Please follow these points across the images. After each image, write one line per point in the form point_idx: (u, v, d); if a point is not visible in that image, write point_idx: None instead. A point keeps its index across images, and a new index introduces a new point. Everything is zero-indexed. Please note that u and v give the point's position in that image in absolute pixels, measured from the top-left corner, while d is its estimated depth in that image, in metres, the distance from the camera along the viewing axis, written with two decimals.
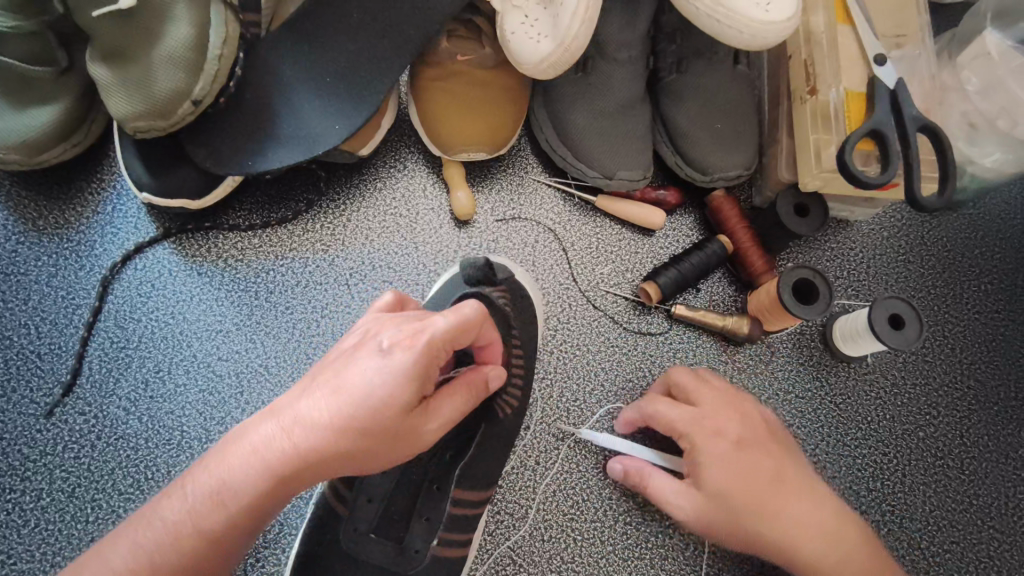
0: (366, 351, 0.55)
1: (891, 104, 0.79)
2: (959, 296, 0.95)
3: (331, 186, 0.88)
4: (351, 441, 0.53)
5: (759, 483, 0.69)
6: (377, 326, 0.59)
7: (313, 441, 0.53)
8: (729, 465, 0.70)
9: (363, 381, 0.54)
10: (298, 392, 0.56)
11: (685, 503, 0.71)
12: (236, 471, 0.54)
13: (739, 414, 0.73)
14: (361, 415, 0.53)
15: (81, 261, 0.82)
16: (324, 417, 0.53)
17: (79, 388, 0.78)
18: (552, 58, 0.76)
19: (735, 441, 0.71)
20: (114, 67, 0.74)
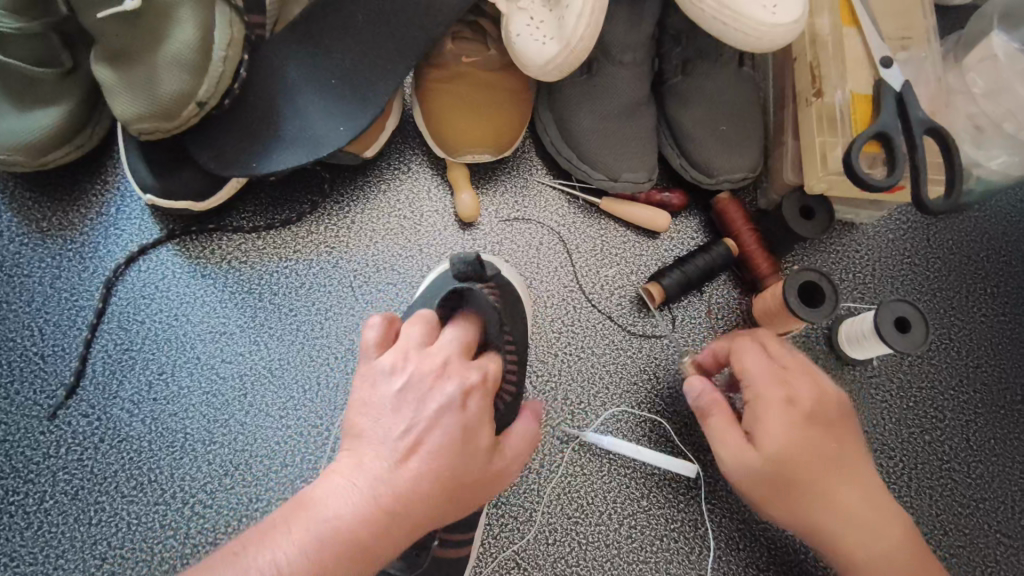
0: (437, 397, 0.61)
1: (898, 106, 0.79)
2: (965, 299, 0.95)
3: (334, 188, 0.88)
4: (446, 486, 0.58)
5: (828, 455, 0.68)
6: (427, 368, 0.63)
7: (412, 491, 0.56)
8: (808, 418, 0.68)
9: (451, 430, 0.60)
10: (370, 450, 0.59)
11: (760, 430, 0.68)
12: (333, 530, 0.53)
13: (816, 384, 0.70)
14: (454, 460, 0.59)
15: (85, 263, 0.82)
16: (420, 468, 0.57)
17: (82, 390, 0.78)
18: (558, 59, 0.76)
19: (817, 400, 0.69)
20: (120, 68, 0.74)
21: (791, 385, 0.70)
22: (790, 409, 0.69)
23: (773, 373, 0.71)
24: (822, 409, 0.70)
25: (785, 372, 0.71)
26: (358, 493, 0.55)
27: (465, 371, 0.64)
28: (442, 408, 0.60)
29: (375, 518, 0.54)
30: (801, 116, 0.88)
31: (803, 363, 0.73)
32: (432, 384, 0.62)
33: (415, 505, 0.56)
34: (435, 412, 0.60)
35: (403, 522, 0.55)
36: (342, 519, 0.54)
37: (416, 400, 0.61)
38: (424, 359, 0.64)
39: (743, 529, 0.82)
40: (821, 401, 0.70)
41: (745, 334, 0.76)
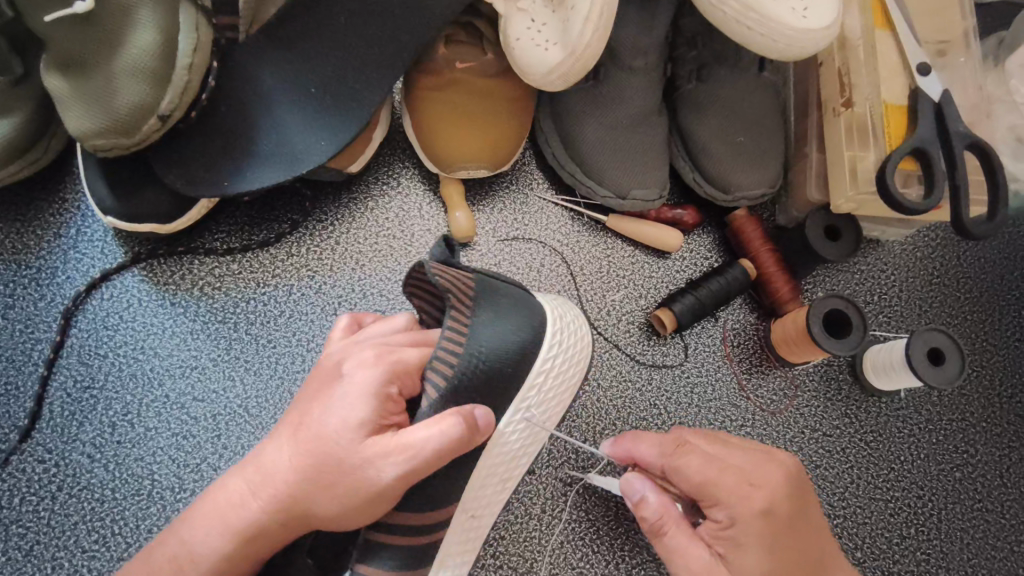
0: (326, 396, 0.55)
1: (936, 119, 0.72)
2: (998, 323, 0.88)
3: (317, 205, 0.81)
4: (300, 485, 0.53)
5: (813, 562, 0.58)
6: (343, 353, 0.59)
7: (284, 487, 0.53)
8: (786, 546, 0.57)
9: (316, 427, 0.53)
10: (269, 439, 0.57)
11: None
12: (220, 518, 0.54)
13: (775, 478, 0.59)
14: (310, 455, 0.53)
15: (41, 291, 0.75)
16: (286, 470, 0.53)
17: (39, 433, 0.71)
18: (562, 68, 0.68)
19: (797, 515, 0.59)
20: (72, 78, 0.66)
21: (769, 521, 0.57)
22: (768, 558, 0.56)
23: (745, 510, 0.57)
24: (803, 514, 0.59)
25: (771, 510, 0.57)
26: (247, 478, 0.55)
27: (359, 365, 0.56)
28: (318, 410, 0.54)
29: (247, 516, 0.53)
30: (829, 128, 0.81)
31: (774, 477, 0.59)
32: (333, 370, 0.57)
33: (283, 501, 0.53)
34: (315, 404, 0.55)
35: (285, 518, 0.53)
36: (231, 512, 0.54)
37: (316, 381, 0.58)
38: (347, 343, 0.61)
39: None
40: (797, 515, 0.59)
41: (695, 456, 0.60)
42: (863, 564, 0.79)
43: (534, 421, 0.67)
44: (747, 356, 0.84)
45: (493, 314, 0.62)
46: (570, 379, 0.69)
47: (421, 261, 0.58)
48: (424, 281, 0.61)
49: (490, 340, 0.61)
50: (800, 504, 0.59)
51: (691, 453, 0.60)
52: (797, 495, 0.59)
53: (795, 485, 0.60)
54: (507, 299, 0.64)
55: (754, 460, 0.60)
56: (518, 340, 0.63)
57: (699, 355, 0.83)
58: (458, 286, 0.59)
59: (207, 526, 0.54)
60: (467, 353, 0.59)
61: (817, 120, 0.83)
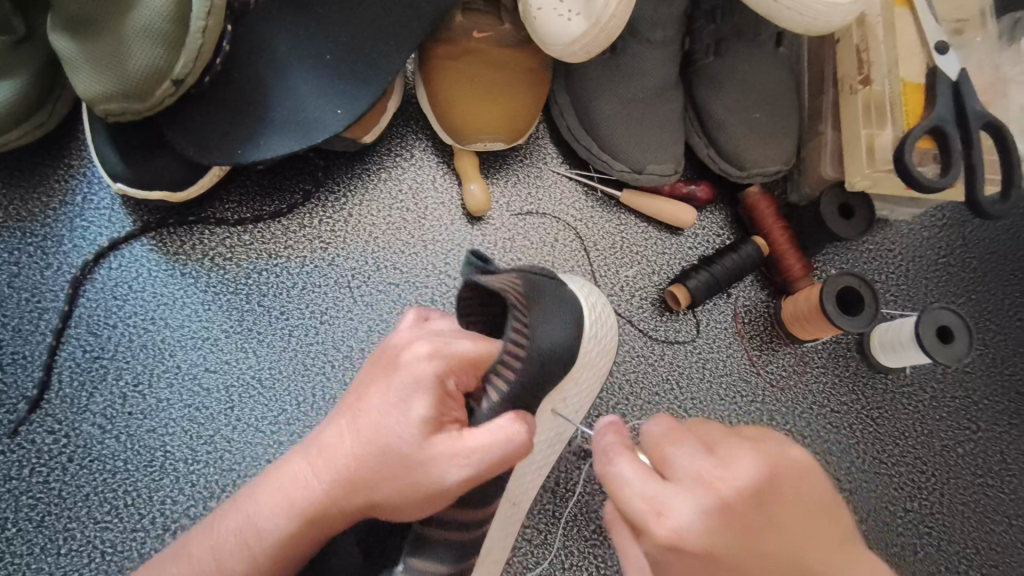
0: (388, 382, 0.53)
1: (953, 97, 0.73)
2: (1002, 302, 0.88)
3: (329, 176, 0.79)
4: (362, 472, 0.52)
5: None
6: (402, 339, 0.56)
7: (346, 473, 0.52)
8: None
9: (378, 417, 0.52)
10: (332, 419, 0.56)
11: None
12: (281, 495, 0.54)
13: (701, 506, 0.45)
14: (372, 444, 0.52)
15: (47, 259, 0.73)
16: (350, 454, 0.52)
17: (48, 403, 0.70)
18: (584, 39, 0.67)
19: (718, 561, 0.45)
20: (81, 38, 0.64)
21: (680, 560, 0.45)
22: None
23: (650, 541, 0.46)
24: (730, 559, 0.45)
25: (678, 550, 0.45)
26: (309, 457, 0.54)
27: (422, 354, 0.54)
28: (380, 399, 0.53)
29: (308, 496, 0.53)
30: (846, 105, 0.80)
31: (697, 508, 0.45)
32: (394, 356, 0.55)
33: (343, 486, 0.52)
34: (376, 390, 0.53)
35: (346, 504, 0.52)
36: (290, 491, 0.53)
37: (379, 364, 0.56)
38: (409, 328, 0.59)
39: None
40: (718, 560, 0.45)
41: (620, 463, 0.49)
42: (867, 537, 0.81)
43: (568, 415, 0.70)
44: (757, 332, 0.85)
45: (549, 313, 0.63)
46: (594, 380, 0.71)
47: (472, 275, 0.58)
48: (472, 295, 0.61)
49: (551, 339, 0.62)
50: (728, 546, 0.45)
51: (618, 463, 0.49)
52: (719, 539, 0.44)
53: (719, 531, 0.45)
54: (558, 297, 0.65)
55: (688, 482, 0.47)
56: (572, 341, 0.65)
57: (711, 332, 0.84)
58: (518, 292, 0.59)
59: (266, 502, 0.54)
60: (530, 351, 0.60)
61: (832, 97, 0.83)
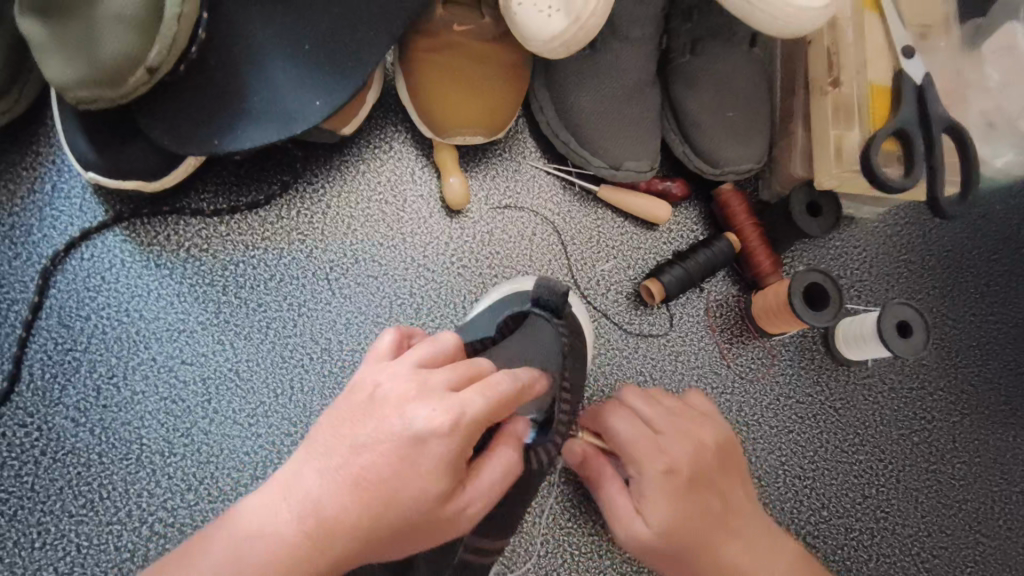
0: (395, 419, 0.48)
1: (917, 100, 0.75)
2: (957, 297, 0.92)
3: (307, 167, 0.79)
4: (357, 531, 0.46)
5: (698, 525, 0.61)
6: (402, 397, 0.48)
7: (335, 528, 0.46)
8: (687, 509, 0.61)
9: (385, 463, 0.47)
10: (306, 456, 0.49)
11: (642, 533, 0.61)
12: (242, 559, 0.45)
13: (693, 443, 0.64)
14: (375, 491, 0.46)
15: (16, 249, 0.71)
16: (345, 511, 0.46)
17: (18, 396, 0.68)
18: (566, 36, 0.67)
19: (694, 479, 0.62)
20: (49, 22, 0.62)
21: (672, 482, 0.61)
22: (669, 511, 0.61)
23: (650, 475, 0.61)
24: (699, 477, 0.63)
25: (674, 472, 0.62)
26: (281, 508, 0.47)
27: (440, 396, 0.48)
28: (388, 446, 0.47)
29: (279, 557, 0.45)
30: (816, 107, 0.82)
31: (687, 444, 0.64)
32: (409, 398, 0.48)
33: (340, 556, 0.46)
34: (384, 432, 0.48)
35: (329, 566, 0.46)
36: (258, 552, 0.45)
37: (369, 394, 0.50)
38: (402, 362, 0.51)
39: None
40: (696, 479, 0.62)
41: (618, 419, 0.65)
42: (828, 522, 0.85)
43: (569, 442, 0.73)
44: (728, 326, 0.87)
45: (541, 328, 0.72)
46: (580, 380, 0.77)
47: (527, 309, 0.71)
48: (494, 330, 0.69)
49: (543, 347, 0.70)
50: (701, 468, 0.63)
51: (617, 417, 0.65)
52: (692, 465, 0.63)
53: (694, 454, 0.64)
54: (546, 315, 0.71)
55: (671, 430, 0.65)
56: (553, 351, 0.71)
57: (684, 325, 0.86)
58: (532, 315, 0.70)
59: (227, 565, 0.45)
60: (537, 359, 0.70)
61: (804, 98, 0.85)
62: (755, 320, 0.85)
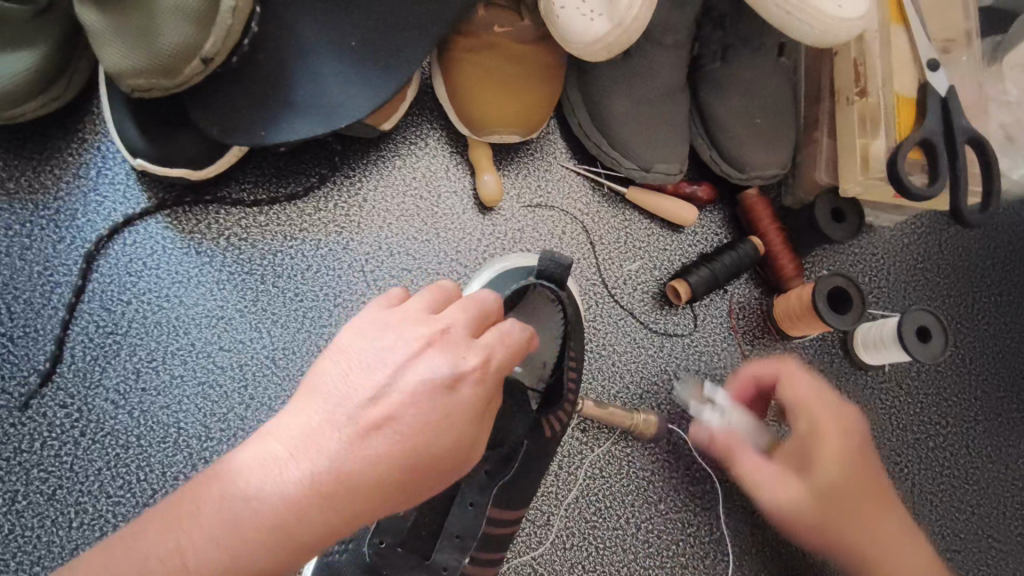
0: (413, 368, 0.49)
1: (942, 112, 0.78)
2: (972, 306, 0.94)
3: (345, 161, 0.80)
4: (374, 481, 0.47)
5: (858, 504, 0.65)
6: (423, 343, 0.50)
7: (349, 480, 0.46)
8: (833, 487, 0.64)
9: (407, 412, 0.48)
10: (311, 410, 0.49)
11: (794, 493, 0.65)
12: (250, 512, 0.45)
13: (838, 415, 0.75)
14: (393, 441, 0.48)
15: (60, 233, 0.72)
16: (360, 463, 0.47)
17: (60, 377, 0.69)
18: (607, 39, 0.70)
19: (839, 505, 0.64)
20: (109, 11, 0.64)
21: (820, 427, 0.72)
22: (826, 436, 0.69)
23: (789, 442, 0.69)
24: (834, 501, 0.64)
25: (816, 433, 0.67)
26: (286, 462, 0.47)
27: (457, 342, 0.51)
28: (406, 395, 0.49)
29: (291, 510, 0.45)
30: (841, 115, 0.84)
31: None
32: (429, 344, 0.50)
33: (350, 495, 0.46)
34: (403, 380, 0.49)
35: (337, 513, 0.46)
36: (266, 506, 0.45)
37: (375, 343, 0.51)
38: (409, 312, 0.53)
39: (756, 534, 0.83)
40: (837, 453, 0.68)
41: (826, 439, 0.66)
42: None
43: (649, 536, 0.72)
44: (750, 328, 0.89)
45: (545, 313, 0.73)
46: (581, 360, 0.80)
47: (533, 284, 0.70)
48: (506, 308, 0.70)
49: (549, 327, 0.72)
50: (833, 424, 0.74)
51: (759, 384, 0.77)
52: (843, 449, 0.66)
53: (851, 495, 0.65)
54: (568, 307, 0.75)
55: None
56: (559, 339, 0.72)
57: (708, 325, 0.88)
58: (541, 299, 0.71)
59: (233, 518, 0.45)
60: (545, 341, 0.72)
61: (829, 108, 0.88)
62: (778, 323, 0.86)
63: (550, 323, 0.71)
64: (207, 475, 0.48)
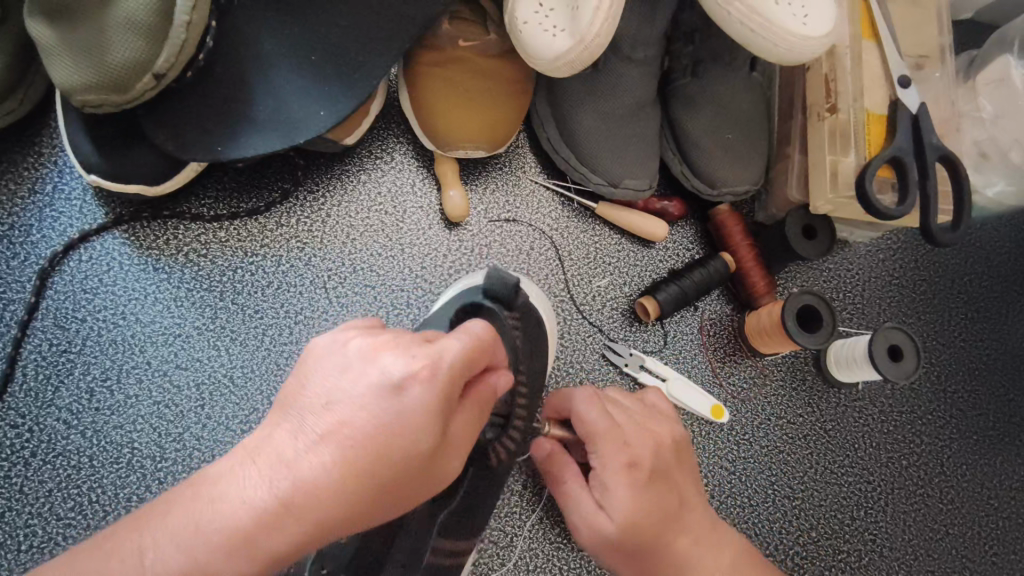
0: (371, 376, 0.45)
1: (913, 130, 0.77)
2: (947, 323, 0.93)
3: (308, 175, 0.79)
4: (330, 491, 0.41)
5: (665, 531, 0.61)
6: (375, 351, 0.46)
7: (306, 495, 0.41)
8: (660, 509, 0.61)
9: (362, 420, 0.43)
10: (273, 425, 0.45)
11: (607, 523, 0.61)
12: (205, 530, 0.41)
13: (652, 438, 0.65)
14: (353, 450, 0.42)
15: (14, 249, 0.71)
16: (318, 475, 0.41)
17: (11, 397, 0.68)
18: (569, 55, 0.68)
19: (631, 546, 0.61)
20: (61, 27, 0.63)
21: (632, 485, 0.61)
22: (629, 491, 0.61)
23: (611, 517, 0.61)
24: (642, 536, 0.60)
25: (635, 465, 0.62)
26: (245, 475, 0.42)
27: (418, 349, 0.46)
28: (365, 404, 0.44)
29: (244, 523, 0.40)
30: (813, 132, 0.84)
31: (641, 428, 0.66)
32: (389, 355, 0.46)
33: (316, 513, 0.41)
34: (361, 391, 0.44)
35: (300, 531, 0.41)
36: (222, 518, 0.41)
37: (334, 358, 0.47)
38: (373, 331, 0.49)
39: None
40: (656, 494, 0.62)
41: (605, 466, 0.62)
42: (816, 542, 0.85)
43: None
44: (722, 345, 0.88)
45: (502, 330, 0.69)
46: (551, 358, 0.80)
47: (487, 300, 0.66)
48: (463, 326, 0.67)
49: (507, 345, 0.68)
50: (653, 456, 0.64)
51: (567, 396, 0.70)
52: (647, 469, 0.62)
53: (627, 536, 0.60)
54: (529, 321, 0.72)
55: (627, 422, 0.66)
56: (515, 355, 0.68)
57: (678, 342, 0.87)
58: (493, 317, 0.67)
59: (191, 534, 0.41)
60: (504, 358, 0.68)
61: (801, 123, 0.86)
62: (748, 339, 0.86)
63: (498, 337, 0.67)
64: (172, 495, 0.44)
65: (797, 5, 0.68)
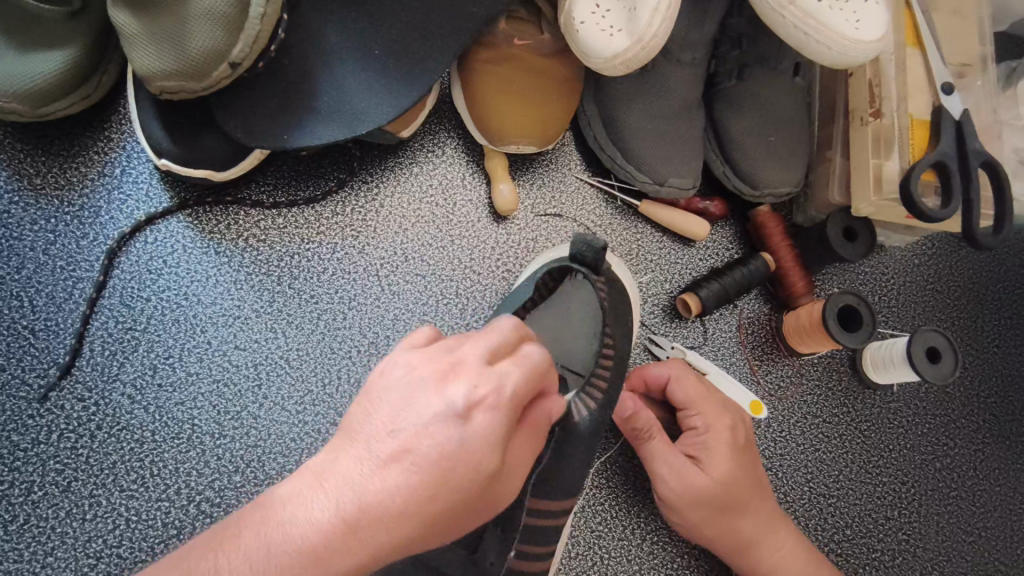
0: (428, 401, 0.45)
1: (956, 135, 0.78)
2: (981, 328, 0.95)
3: (362, 166, 0.82)
4: (418, 520, 0.43)
5: (749, 496, 0.75)
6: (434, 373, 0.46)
7: (373, 511, 0.42)
8: (750, 473, 0.76)
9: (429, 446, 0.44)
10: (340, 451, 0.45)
11: (700, 481, 0.73)
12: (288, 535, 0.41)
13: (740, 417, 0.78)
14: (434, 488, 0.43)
15: (84, 229, 0.74)
16: (396, 497, 0.42)
17: (78, 370, 0.71)
18: (627, 53, 0.70)
19: (716, 505, 0.73)
20: (141, 15, 0.65)
21: (728, 453, 0.75)
22: (729, 454, 0.75)
23: (705, 474, 0.73)
24: (728, 499, 0.73)
25: (737, 431, 0.76)
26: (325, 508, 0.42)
27: (473, 373, 0.45)
28: (436, 453, 0.43)
29: (337, 549, 0.41)
30: (855, 135, 0.85)
31: (732, 410, 0.78)
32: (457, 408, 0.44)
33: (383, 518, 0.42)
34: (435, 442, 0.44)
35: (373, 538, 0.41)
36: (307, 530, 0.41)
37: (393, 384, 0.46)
38: (428, 360, 0.47)
39: None
40: (744, 461, 0.76)
41: (713, 433, 0.75)
42: (851, 541, 0.86)
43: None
44: (759, 344, 0.90)
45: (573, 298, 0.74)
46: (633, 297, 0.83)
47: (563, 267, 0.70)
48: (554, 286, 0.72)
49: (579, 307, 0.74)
50: (746, 434, 0.78)
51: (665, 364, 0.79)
52: (735, 442, 0.75)
53: (721, 493, 0.73)
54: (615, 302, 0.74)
55: (721, 401, 0.78)
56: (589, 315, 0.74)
57: (717, 339, 0.89)
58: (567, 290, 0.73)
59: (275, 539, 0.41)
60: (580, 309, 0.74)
61: (843, 127, 0.88)
62: (785, 338, 0.88)
63: (583, 298, 0.74)
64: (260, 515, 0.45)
65: (849, 11, 0.70)
